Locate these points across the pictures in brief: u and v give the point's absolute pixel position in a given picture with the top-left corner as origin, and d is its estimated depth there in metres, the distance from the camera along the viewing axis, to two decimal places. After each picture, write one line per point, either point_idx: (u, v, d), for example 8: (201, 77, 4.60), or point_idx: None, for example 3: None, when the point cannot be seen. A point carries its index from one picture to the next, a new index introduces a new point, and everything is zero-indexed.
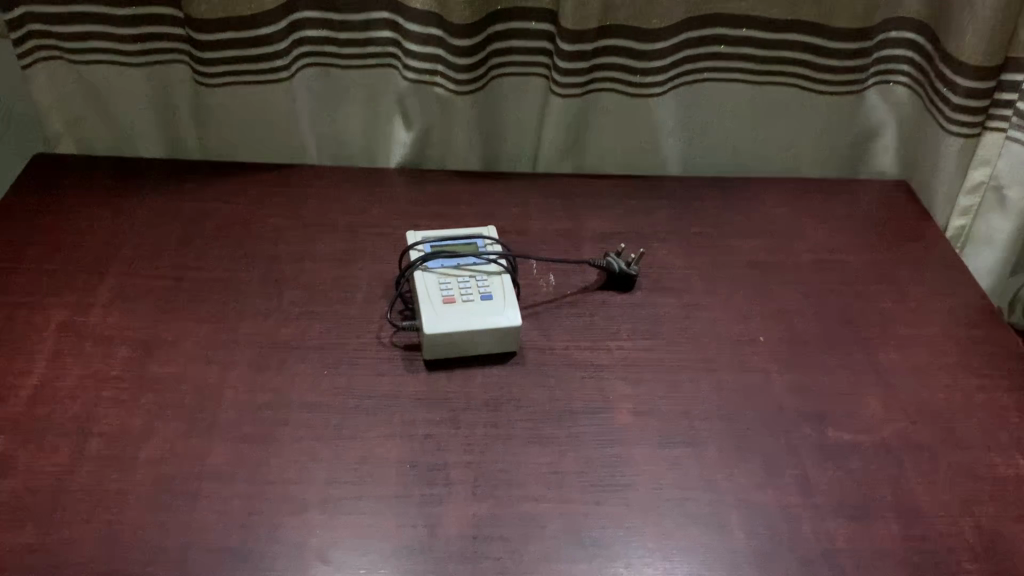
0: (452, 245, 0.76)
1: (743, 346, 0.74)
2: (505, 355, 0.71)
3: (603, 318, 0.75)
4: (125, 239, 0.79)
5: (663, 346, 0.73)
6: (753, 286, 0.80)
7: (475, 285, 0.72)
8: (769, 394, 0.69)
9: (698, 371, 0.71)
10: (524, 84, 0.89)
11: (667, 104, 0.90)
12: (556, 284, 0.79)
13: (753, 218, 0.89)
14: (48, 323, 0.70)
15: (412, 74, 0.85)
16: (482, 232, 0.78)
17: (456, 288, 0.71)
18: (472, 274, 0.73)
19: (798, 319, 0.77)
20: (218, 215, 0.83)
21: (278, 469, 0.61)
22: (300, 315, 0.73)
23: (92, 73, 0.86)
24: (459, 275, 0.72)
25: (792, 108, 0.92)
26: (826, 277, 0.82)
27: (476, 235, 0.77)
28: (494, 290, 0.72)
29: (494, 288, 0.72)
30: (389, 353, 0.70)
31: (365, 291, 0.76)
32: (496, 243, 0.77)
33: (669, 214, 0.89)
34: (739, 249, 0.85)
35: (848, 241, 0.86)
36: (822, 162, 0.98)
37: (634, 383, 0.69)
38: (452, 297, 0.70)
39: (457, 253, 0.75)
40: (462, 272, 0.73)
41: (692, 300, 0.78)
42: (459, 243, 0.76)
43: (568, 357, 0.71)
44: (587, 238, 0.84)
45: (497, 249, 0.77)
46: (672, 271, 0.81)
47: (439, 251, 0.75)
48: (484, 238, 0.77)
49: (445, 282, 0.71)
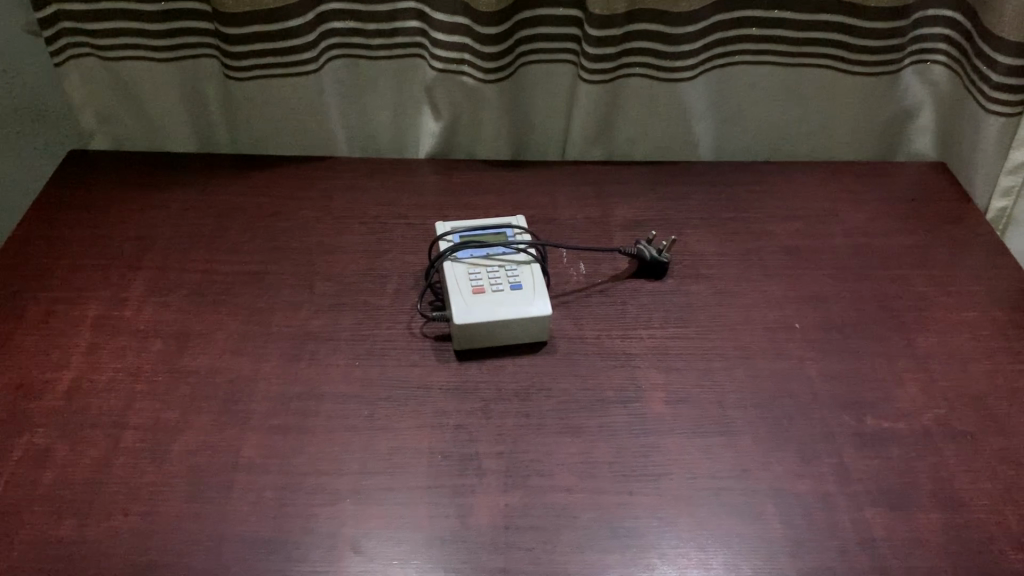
0: (481, 235, 0.75)
1: (777, 332, 0.73)
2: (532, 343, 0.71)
3: (634, 307, 0.75)
4: (159, 234, 0.80)
5: (696, 334, 0.72)
6: (787, 272, 0.79)
7: (504, 276, 0.71)
8: (804, 381, 0.69)
9: (731, 359, 0.70)
10: (552, 71, 0.88)
11: (698, 88, 0.89)
12: (586, 273, 0.78)
13: (788, 203, 0.88)
14: (84, 318, 0.71)
15: (440, 64, 0.85)
16: (512, 222, 0.77)
17: (486, 277, 0.71)
18: (502, 265, 0.72)
19: (833, 304, 0.76)
20: (249, 209, 0.84)
21: (311, 460, 0.61)
22: (331, 306, 0.73)
23: (124, 69, 0.87)
24: (487, 265, 0.72)
25: (827, 91, 0.90)
26: (862, 262, 0.80)
27: (506, 226, 0.77)
28: (524, 279, 0.71)
29: (523, 278, 0.71)
30: (419, 344, 0.70)
31: (396, 281, 0.76)
32: (525, 232, 0.76)
33: (701, 201, 0.88)
34: (773, 234, 0.83)
35: (884, 224, 0.85)
36: (859, 145, 0.96)
37: (667, 373, 0.69)
38: (481, 286, 0.70)
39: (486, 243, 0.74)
40: (491, 262, 0.72)
41: (725, 287, 0.77)
42: (488, 234, 0.75)
43: (599, 346, 0.71)
44: (617, 227, 0.83)
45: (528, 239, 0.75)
46: (704, 258, 0.80)
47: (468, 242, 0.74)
48: (513, 228, 0.76)
49: (475, 272, 0.71)
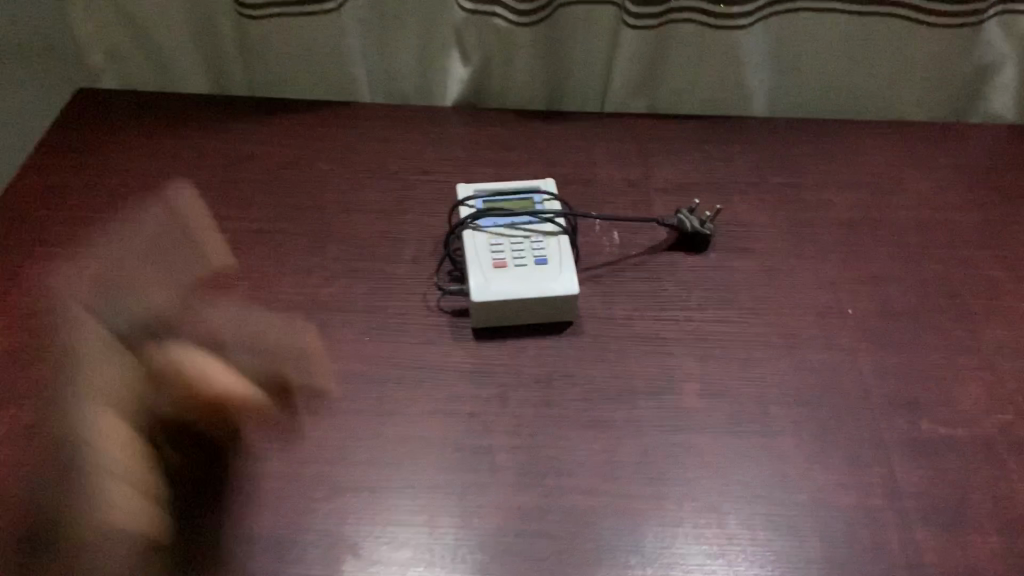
0: (505, 200, 0.69)
1: (828, 319, 0.66)
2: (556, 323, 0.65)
3: (671, 284, 0.69)
4: (166, 185, 0.75)
5: (737, 317, 0.66)
6: (842, 249, 0.72)
7: (529, 249, 0.65)
8: (855, 376, 0.62)
9: (775, 349, 0.64)
10: (594, 15, 0.80)
11: (755, 37, 0.80)
12: (620, 243, 0.72)
13: (848, 169, 0.80)
14: (82, 278, 0.67)
15: (470, 4, 0.77)
16: (540, 185, 0.71)
17: (509, 249, 0.65)
18: (527, 237, 0.66)
19: (891, 288, 0.69)
20: (262, 159, 0.78)
21: (313, 447, 0.57)
22: (344, 273, 0.68)
23: (131, 3, 0.81)
24: (511, 235, 0.66)
25: (900, 43, 0.81)
26: (926, 240, 0.73)
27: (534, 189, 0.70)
28: (550, 253, 0.65)
29: (550, 253, 0.65)
30: (436, 319, 0.65)
31: (414, 247, 0.71)
32: (555, 198, 0.69)
33: (751, 163, 0.80)
34: (828, 204, 0.76)
35: (953, 197, 0.77)
36: (928, 104, 0.87)
37: (703, 362, 0.63)
38: (503, 260, 0.64)
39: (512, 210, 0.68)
40: (515, 232, 0.66)
41: (773, 264, 0.70)
42: (513, 199, 0.69)
43: (630, 328, 0.65)
44: (657, 192, 0.77)
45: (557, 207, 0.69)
46: (751, 230, 0.73)
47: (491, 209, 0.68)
48: (541, 193, 0.69)
49: (497, 243, 0.65)
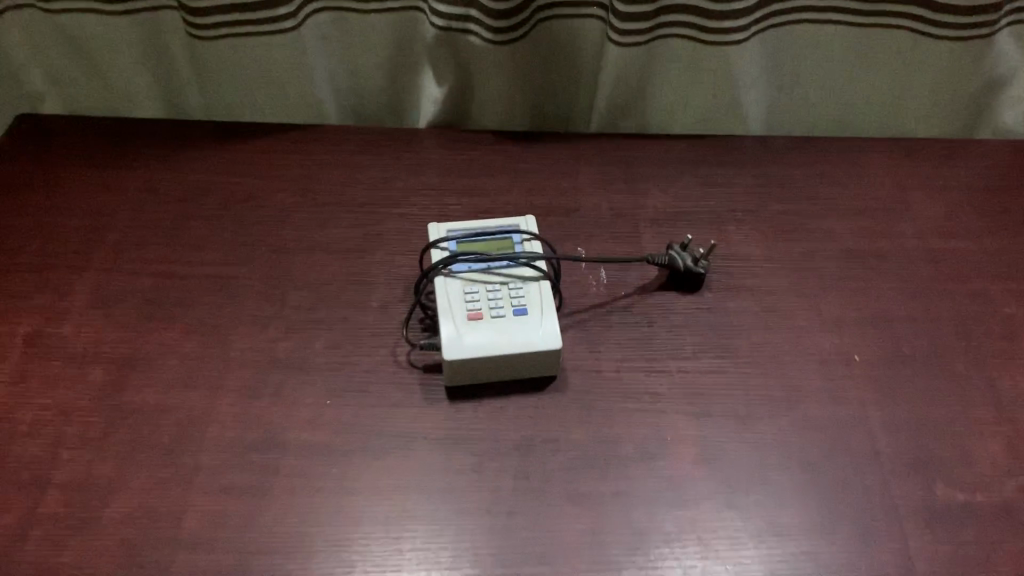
0: (481, 241, 0.63)
1: (833, 368, 0.61)
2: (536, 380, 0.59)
3: (662, 330, 0.63)
4: (111, 225, 0.69)
5: (735, 368, 0.61)
6: (847, 286, 0.66)
7: (507, 297, 0.60)
8: (864, 434, 0.57)
9: (776, 404, 0.58)
10: (576, 31, 0.74)
11: (750, 52, 0.74)
12: (608, 281, 0.66)
13: (852, 192, 0.74)
14: (15, 337, 0.61)
15: (441, 21, 0.71)
16: (519, 223, 0.65)
17: (484, 298, 0.59)
18: (505, 284, 0.60)
19: (902, 329, 0.63)
20: (217, 193, 0.72)
21: (263, 534, 0.51)
22: (304, 324, 0.63)
23: (73, 24, 0.74)
24: (487, 282, 0.60)
25: (905, 56, 0.75)
26: (938, 272, 0.67)
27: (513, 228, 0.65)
28: (530, 302, 0.59)
29: (529, 301, 0.60)
30: (404, 377, 0.60)
31: (382, 292, 0.65)
32: (535, 239, 0.64)
33: (747, 188, 0.74)
34: (831, 234, 0.70)
35: (966, 222, 0.71)
36: (934, 119, 0.81)
37: (698, 421, 0.57)
38: (478, 311, 0.59)
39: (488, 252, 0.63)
40: (492, 278, 0.61)
41: (772, 305, 0.65)
42: (490, 239, 0.63)
43: (618, 383, 0.59)
44: (646, 222, 0.71)
45: (538, 249, 0.64)
46: (749, 264, 0.68)
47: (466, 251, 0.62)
48: (520, 233, 0.63)
49: (472, 292, 0.60)
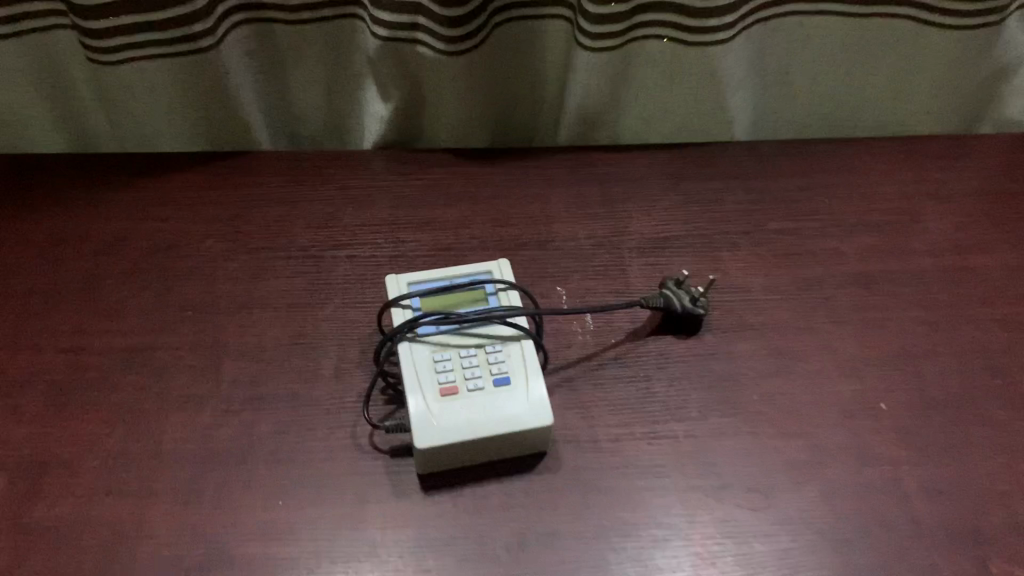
0: (449, 295, 0.54)
1: (858, 420, 0.53)
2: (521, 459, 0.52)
3: (662, 385, 0.55)
4: (9, 290, 0.59)
5: (748, 428, 0.53)
6: (863, 318, 0.59)
7: (485, 365, 0.51)
8: (901, 500, 0.50)
9: (799, 471, 0.51)
10: (540, 33, 0.65)
11: (737, 51, 0.66)
12: (595, 328, 0.58)
13: (855, 204, 0.66)
14: None
15: (386, 32, 0.61)
16: (490, 268, 0.56)
17: (459, 367, 0.51)
18: (481, 347, 0.52)
19: (928, 366, 0.56)
20: (134, 243, 0.62)
21: None
22: (247, 403, 0.53)
23: None
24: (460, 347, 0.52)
25: (906, 48, 0.68)
26: (960, 295, 0.60)
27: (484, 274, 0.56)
28: (512, 368, 0.51)
29: (511, 367, 0.51)
30: (370, 464, 0.51)
31: (335, 357, 0.56)
32: (511, 289, 0.55)
33: (740, 205, 0.66)
34: (838, 255, 0.63)
35: (983, 232, 0.64)
36: (936, 115, 0.74)
37: (712, 497, 0.50)
38: (453, 384, 0.50)
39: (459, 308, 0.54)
40: (465, 342, 0.52)
41: (782, 346, 0.57)
42: (459, 291, 0.55)
43: (617, 455, 0.52)
44: (630, 252, 0.63)
45: (516, 298, 0.55)
46: (751, 297, 0.60)
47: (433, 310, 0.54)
48: (493, 282, 0.55)
49: (443, 360, 0.51)
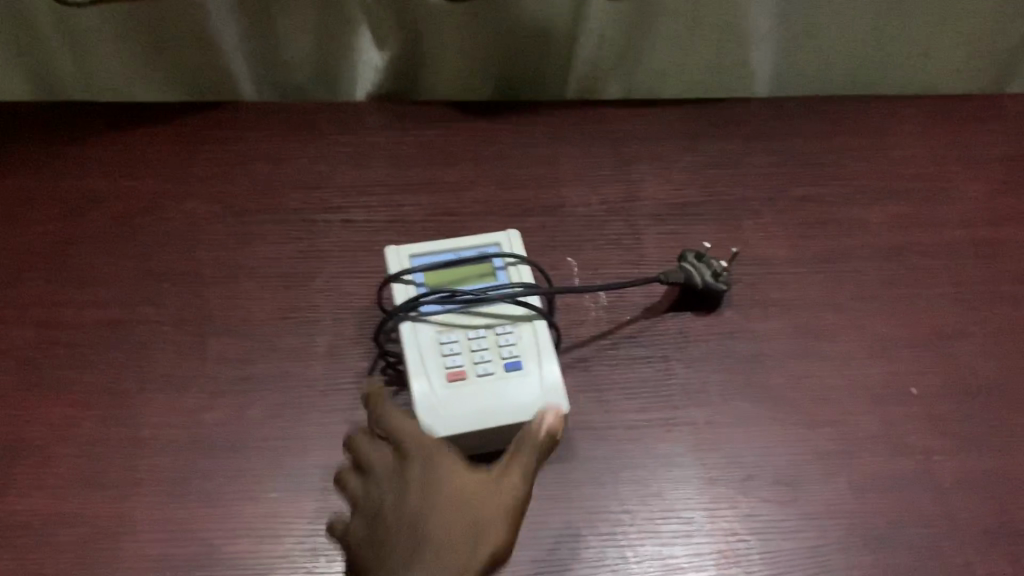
0: (455, 270, 0.50)
1: (886, 407, 0.51)
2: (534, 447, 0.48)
3: (680, 367, 0.52)
4: None
5: (772, 415, 0.50)
6: (891, 294, 0.55)
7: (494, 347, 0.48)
8: (934, 495, 0.47)
9: (826, 461, 0.48)
10: None
11: None
12: (608, 303, 0.54)
13: (884, 167, 0.62)
14: None
15: None
16: (499, 240, 0.52)
17: (466, 350, 0.47)
18: (490, 328, 0.48)
19: (960, 350, 0.53)
20: (108, 205, 0.57)
21: None
22: (235, 385, 0.50)
23: None
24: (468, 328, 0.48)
25: None
26: (994, 270, 0.57)
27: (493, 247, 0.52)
28: (524, 352, 0.47)
29: (522, 351, 0.47)
30: None
31: (329, 334, 0.52)
32: (522, 262, 0.51)
33: (761, 167, 0.62)
34: (865, 224, 0.59)
35: (1018, 201, 0.60)
36: (966, 73, 0.69)
37: (736, 491, 0.47)
38: (460, 369, 0.46)
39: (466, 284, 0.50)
40: (473, 321, 0.48)
41: (806, 324, 0.54)
42: (465, 265, 0.51)
43: (634, 444, 0.48)
44: (645, 220, 0.59)
45: (527, 274, 0.51)
46: (773, 270, 0.56)
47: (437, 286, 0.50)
48: (502, 257, 0.51)
49: (450, 343, 0.47)
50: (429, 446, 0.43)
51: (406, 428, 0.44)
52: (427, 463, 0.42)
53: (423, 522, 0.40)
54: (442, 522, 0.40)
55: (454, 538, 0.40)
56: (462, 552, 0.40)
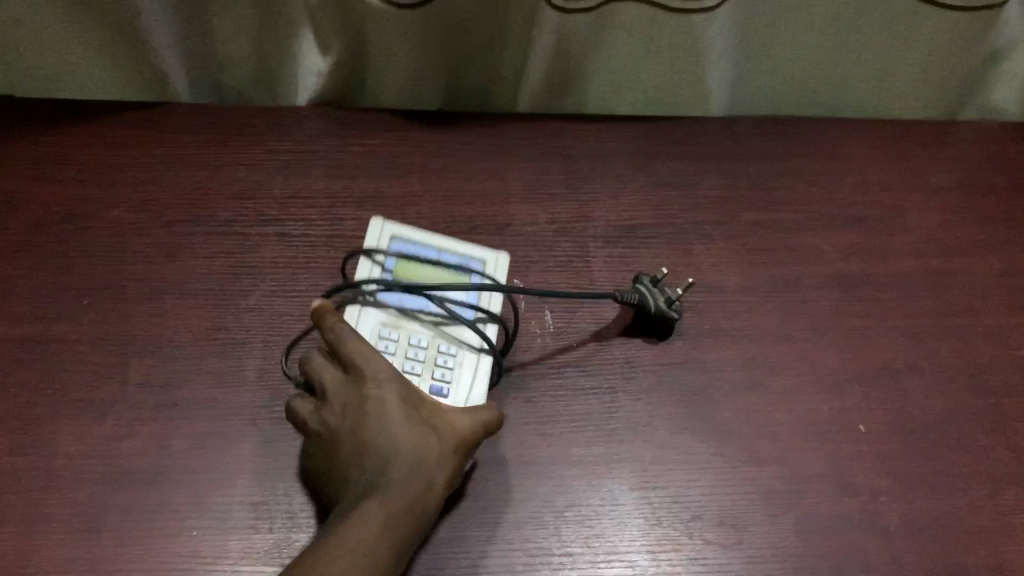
0: (428, 270, 0.51)
1: (835, 443, 0.50)
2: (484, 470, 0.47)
3: (627, 398, 0.50)
4: None
5: (719, 448, 0.49)
6: (842, 325, 0.55)
7: (431, 364, 0.48)
8: (880, 537, 0.46)
9: (772, 500, 0.47)
10: None
11: (722, 19, 0.59)
12: (555, 327, 0.52)
13: (837, 193, 0.61)
14: None
15: None
16: (486, 258, 0.53)
17: (401, 350, 0.48)
18: (436, 345, 0.49)
19: (908, 385, 0.52)
20: (24, 212, 0.54)
21: None
22: (158, 411, 0.47)
23: None
24: (416, 337, 0.49)
25: (901, 25, 0.62)
26: (944, 303, 0.56)
27: (477, 262, 0.53)
28: (455, 374, 0.48)
29: (453, 381, 0.48)
30: (300, 486, 0.45)
31: (259, 358, 0.49)
32: (495, 292, 0.51)
33: (714, 190, 0.60)
34: (818, 251, 0.58)
35: (970, 231, 0.60)
36: (921, 99, 0.69)
37: (680, 531, 0.46)
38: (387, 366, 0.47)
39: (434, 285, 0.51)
40: (425, 331, 0.49)
41: (757, 356, 0.53)
42: (442, 271, 0.52)
43: (578, 480, 0.47)
44: (595, 241, 0.57)
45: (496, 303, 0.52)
46: (724, 298, 0.55)
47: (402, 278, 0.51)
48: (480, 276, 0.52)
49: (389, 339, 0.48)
50: (384, 370, 0.43)
51: (357, 347, 0.44)
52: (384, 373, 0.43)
53: (395, 430, 0.41)
54: (407, 433, 0.41)
55: (425, 444, 0.41)
56: (430, 460, 0.41)
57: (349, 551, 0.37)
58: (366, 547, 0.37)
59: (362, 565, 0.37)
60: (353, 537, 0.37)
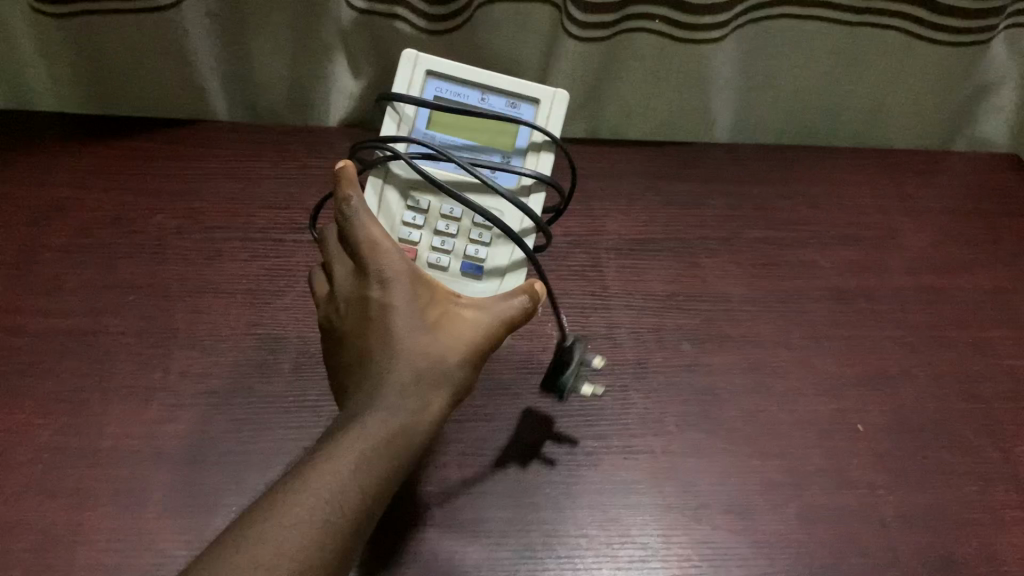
0: (469, 118, 0.50)
1: (835, 441, 0.52)
2: (510, 435, 0.51)
3: (639, 396, 0.53)
4: None
5: (726, 444, 0.52)
6: (840, 334, 0.58)
7: (465, 236, 0.51)
8: (878, 528, 0.49)
9: (775, 492, 0.50)
10: (525, 19, 0.61)
11: (726, 51, 0.64)
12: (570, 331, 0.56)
13: (835, 214, 0.65)
14: None
15: (364, 2, 0.59)
16: (539, 97, 0.51)
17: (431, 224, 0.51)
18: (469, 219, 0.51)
19: (904, 390, 0.55)
20: (73, 215, 0.57)
21: None
22: (199, 397, 0.50)
23: None
24: (448, 208, 0.51)
25: (893, 61, 0.66)
26: (937, 315, 0.59)
27: (530, 106, 0.51)
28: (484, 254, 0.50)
29: (487, 258, 0.50)
30: None
31: (293, 352, 0.52)
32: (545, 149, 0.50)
33: (720, 209, 0.64)
34: (817, 266, 0.61)
35: (961, 251, 0.63)
36: (913, 129, 0.73)
37: (689, 517, 0.48)
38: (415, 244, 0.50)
39: (471, 141, 0.50)
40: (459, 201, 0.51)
41: (761, 360, 0.56)
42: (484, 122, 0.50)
43: (592, 469, 0.50)
44: (608, 253, 0.60)
45: (547, 162, 0.50)
46: (730, 307, 0.58)
47: (439, 131, 0.50)
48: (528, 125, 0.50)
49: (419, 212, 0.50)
50: (393, 268, 0.42)
51: (365, 235, 0.42)
52: (393, 272, 0.42)
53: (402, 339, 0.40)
54: (416, 341, 0.41)
55: (429, 353, 0.41)
56: (439, 370, 0.40)
57: (335, 472, 0.36)
58: (354, 466, 0.36)
59: (361, 482, 0.36)
60: (343, 453, 0.37)
